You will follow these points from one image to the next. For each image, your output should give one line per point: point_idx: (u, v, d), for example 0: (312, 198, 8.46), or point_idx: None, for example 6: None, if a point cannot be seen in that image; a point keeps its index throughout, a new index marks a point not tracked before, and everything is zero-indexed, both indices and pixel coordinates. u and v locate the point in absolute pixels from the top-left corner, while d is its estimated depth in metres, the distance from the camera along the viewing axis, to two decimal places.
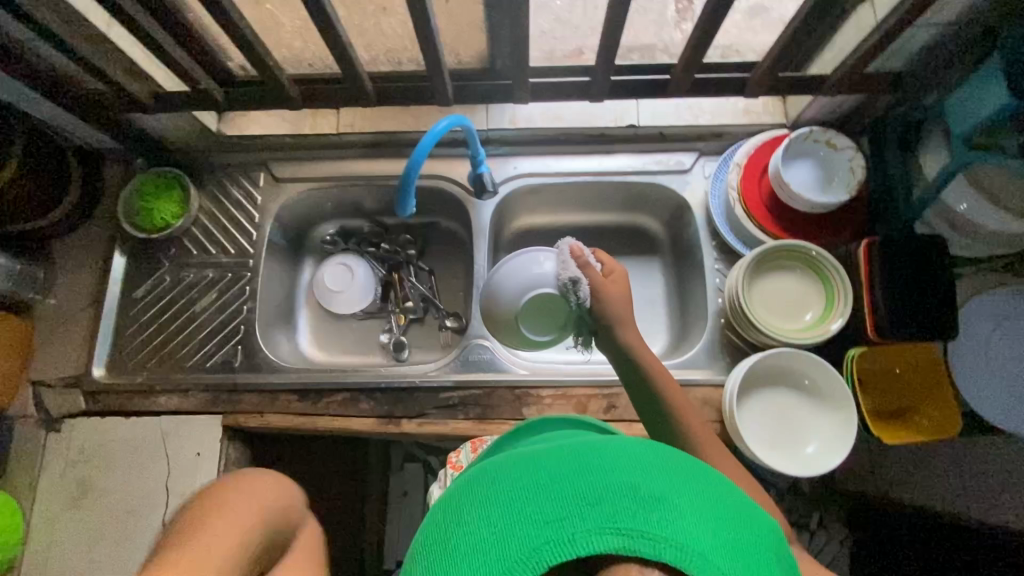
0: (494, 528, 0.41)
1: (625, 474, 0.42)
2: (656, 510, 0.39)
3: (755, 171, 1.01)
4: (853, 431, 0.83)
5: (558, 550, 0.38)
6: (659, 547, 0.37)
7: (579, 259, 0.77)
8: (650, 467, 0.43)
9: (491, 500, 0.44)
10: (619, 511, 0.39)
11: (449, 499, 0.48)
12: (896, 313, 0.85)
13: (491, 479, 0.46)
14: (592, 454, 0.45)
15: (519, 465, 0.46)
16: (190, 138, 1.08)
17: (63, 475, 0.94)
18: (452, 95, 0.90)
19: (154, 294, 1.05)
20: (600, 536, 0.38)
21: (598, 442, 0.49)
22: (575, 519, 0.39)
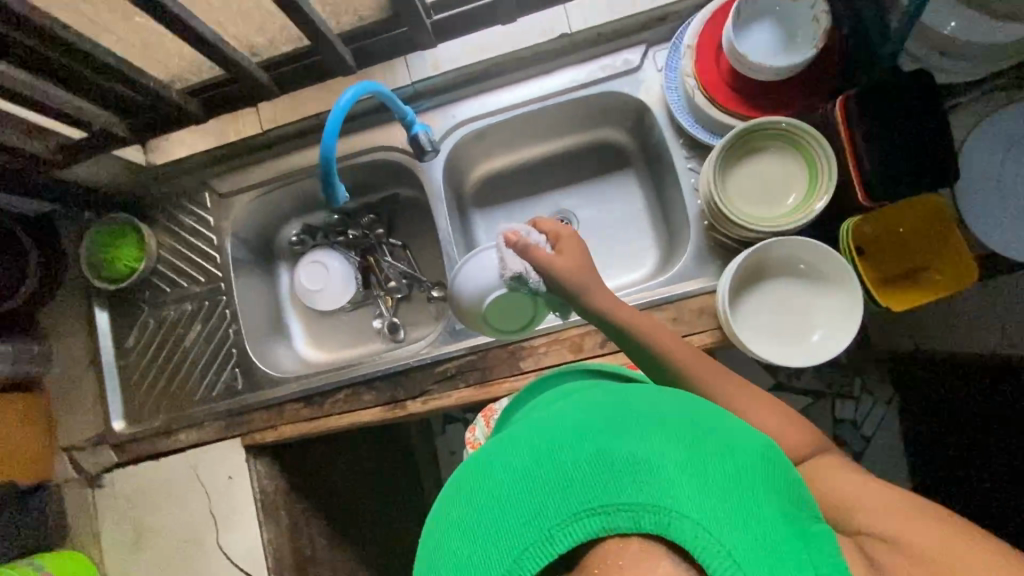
0: (484, 536, 0.43)
1: (589, 449, 0.43)
2: (624, 479, 0.40)
3: (710, 49, 0.90)
4: (858, 310, 0.78)
5: (545, 547, 0.40)
6: (635, 518, 0.38)
7: (516, 245, 0.73)
8: (615, 435, 0.44)
9: (474, 512, 0.45)
10: (590, 492, 0.40)
11: (440, 517, 0.49)
12: (886, 170, 0.76)
13: (473, 490, 0.47)
14: (558, 437, 0.46)
15: (494, 469, 0.47)
16: (123, 178, 1.05)
17: (119, 522, 1.01)
18: (354, 62, 0.81)
19: (143, 340, 1.07)
20: (578, 523, 0.39)
21: (568, 417, 0.50)
22: (551, 512, 0.41)
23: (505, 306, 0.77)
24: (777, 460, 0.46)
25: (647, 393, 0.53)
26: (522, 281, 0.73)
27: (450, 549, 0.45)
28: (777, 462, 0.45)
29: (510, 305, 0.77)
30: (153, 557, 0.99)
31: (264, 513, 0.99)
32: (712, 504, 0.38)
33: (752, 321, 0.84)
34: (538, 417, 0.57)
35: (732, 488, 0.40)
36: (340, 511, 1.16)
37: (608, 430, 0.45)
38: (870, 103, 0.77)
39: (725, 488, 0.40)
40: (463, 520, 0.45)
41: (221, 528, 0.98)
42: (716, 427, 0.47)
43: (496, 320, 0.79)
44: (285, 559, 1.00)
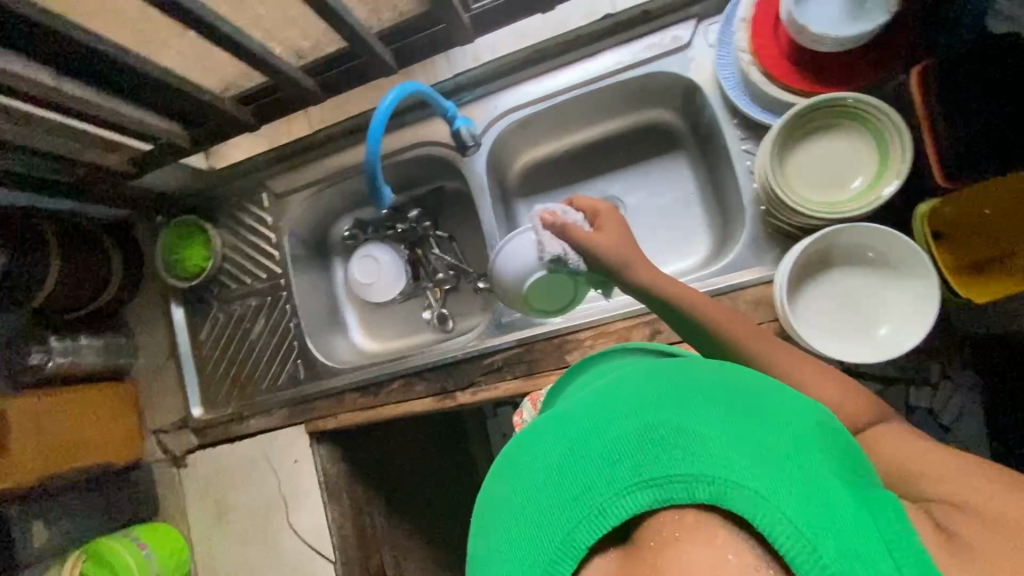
0: (527, 515, 0.39)
1: (637, 417, 0.40)
2: (680, 448, 0.37)
3: (767, 21, 0.84)
4: (936, 301, 0.71)
5: (595, 524, 0.36)
6: (690, 489, 0.35)
7: (554, 227, 0.73)
8: (661, 402, 0.41)
9: (515, 491, 0.42)
10: (641, 462, 0.37)
11: (480, 501, 0.46)
12: (961, 147, 0.71)
13: (513, 470, 0.44)
14: (600, 408, 0.43)
15: (533, 446, 0.44)
16: (190, 182, 1.12)
17: (201, 499, 1.11)
18: (393, 61, 0.82)
19: (214, 333, 1.15)
20: (628, 496, 0.36)
21: (608, 389, 0.47)
22: (598, 485, 0.37)
23: (546, 284, 0.80)
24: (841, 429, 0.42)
25: (690, 361, 0.50)
26: (560, 261, 0.76)
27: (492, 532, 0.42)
28: (838, 427, 0.41)
29: (550, 284, 0.80)
30: (233, 531, 1.09)
31: (327, 494, 1.05)
32: (775, 474, 0.35)
33: (812, 314, 0.79)
34: (577, 395, 0.54)
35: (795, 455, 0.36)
36: (398, 493, 1.22)
37: (653, 398, 0.42)
38: (953, 70, 0.70)
39: (786, 456, 0.36)
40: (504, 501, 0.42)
41: (290, 507, 1.06)
42: (768, 392, 0.43)
43: (538, 298, 0.83)
44: (349, 537, 1.06)
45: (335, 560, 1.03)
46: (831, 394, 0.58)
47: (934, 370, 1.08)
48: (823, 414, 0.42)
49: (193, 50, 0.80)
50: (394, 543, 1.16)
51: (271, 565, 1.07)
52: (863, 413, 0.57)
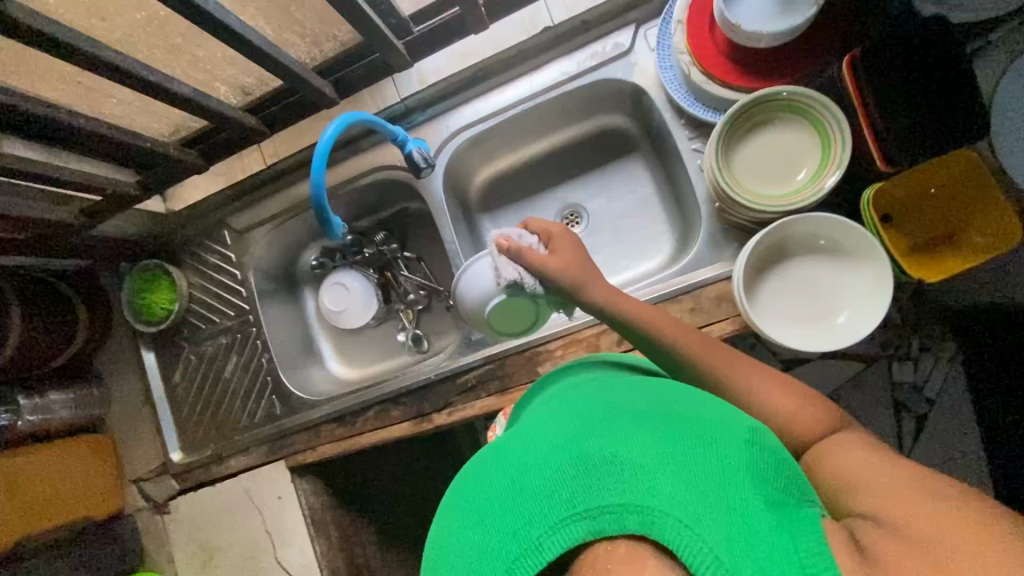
0: (471, 548, 0.40)
1: (575, 447, 0.41)
2: (611, 477, 0.38)
3: (702, 22, 0.85)
4: (888, 283, 0.72)
5: (533, 558, 0.37)
6: (621, 520, 0.36)
7: (509, 251, 0.72)
8: (598, 432, 0.42)
9: (461, 526, 0.42)
10: (575, 493, 0.38)
11: (431, 535, 0.47)
12: (900, 132, 0.71)
13: (461, 501, 0.45)
14: (542, 438, 0.44)
15: (480, 478, 0.45)
16: (150, 226, 1.11)
17: (187, 545, 1.10)
18: (334, 92, 0.82)
19: (188, 375, 1.14)
20: (563, 530, 0.37)
21: (553, 415, 0.48)
22: (536, 519, 0.38)
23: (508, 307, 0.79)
24: (772, 442, 0.44)
25: (630, 383, 0.51)
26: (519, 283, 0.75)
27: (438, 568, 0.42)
28: (764, 442, 0.43)
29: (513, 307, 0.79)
30: (222, 575, 1.08)
31: (313, 528, 1.04)
32: (699, 498, 0.36)
33: (772, 307, 0.80)
34: (525, 419, 0.55)
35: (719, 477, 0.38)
36: (389, 520, 1.20)
37: (589, 427, 0.43)
38: (879, 59, 0.71)
39: (710, 479, 0.38)
40: (451, 536, 0.43)
41: (277, 545, 1.05)
42: (699, 411, 0.45)
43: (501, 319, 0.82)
44: (340, 570, 1.05)
45: None
46: (786, 392, 0.58)
47: (907, 348, 1.09)
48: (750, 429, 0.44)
49: (132, 98, 0.80)
50: (389, 572, 1.15)
51: None
52: (818, 406, 0.57)
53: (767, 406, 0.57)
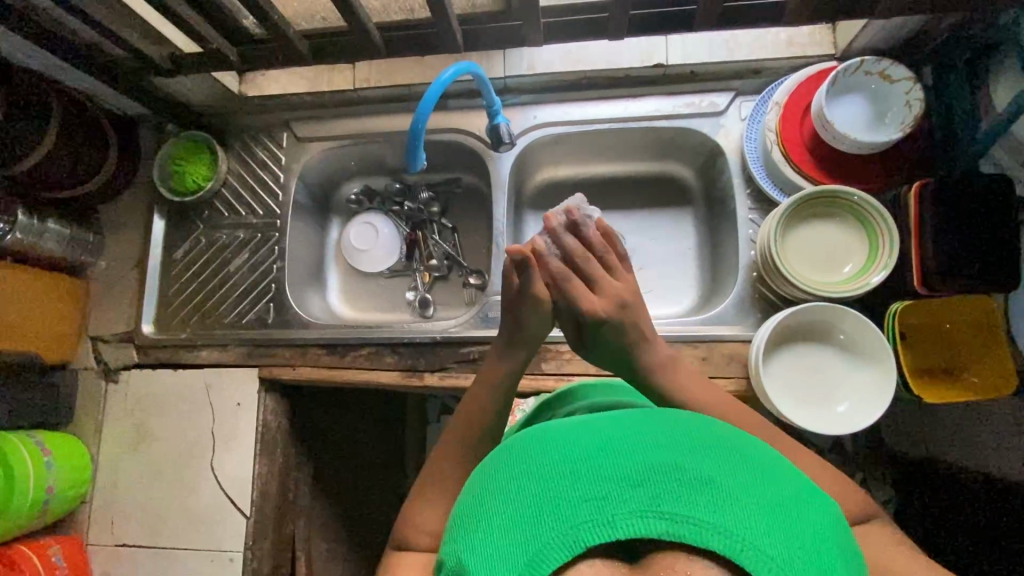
0: (533, 496, 0.40)
1: (667, 453, 0.42)
2: (702, 494, 0.38)
3: (797, 111, 0.92)
4: (890, 391, 0.78)
5: (599, 531, 0.38)
6: (706, 535, 0.36)
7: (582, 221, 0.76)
8: (692, 446, 0.42)
9: (524, 474, 0.43)
10: (662, 493, 0.38)
11: (479, 471, 0.47)
12: (949, 262, 0.77)
13: (524, 451, 0.45)
14: (630, 431, 0.44)
15: (554, 439, 0.45)
16: (214, 101, 1.10)
17: (123, 422, 1.04)
18: (462, 42, 0.84)
19: (191, 255, 1.11)
20: (641, 520, 0.37)
21: (636, 413, 0.48)
22: (615, 499, 0.39)
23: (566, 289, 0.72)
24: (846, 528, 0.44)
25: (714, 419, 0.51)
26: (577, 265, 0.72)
27: (486, 504, 0.42)
28: (845, 530, 0.43)
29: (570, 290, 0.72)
30: (147, 462, 1.02)
31: (261, 446, 1.00)
32: (788, 549, 0.36)
33: (782, 379, 0.84)
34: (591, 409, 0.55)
35: (806, 540, 0.38)
36: (325, 465, 1.18)
37: (685, 439, 0.43)
38: (951, 193, 0.77)
39: (799, 540, 0.38)
40: (508, 479, 0.43)
41: (217, 449, 1.00)
42: (793, 473, 0.44)
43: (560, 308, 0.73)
44: (270, 496, 1.01)
45: (248, 517, 0.98)
46: (794, 447, 0.62)
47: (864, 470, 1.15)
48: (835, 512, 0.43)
49: None
50: (308, 514, 1.13)
51: (180, 508, 1.00)
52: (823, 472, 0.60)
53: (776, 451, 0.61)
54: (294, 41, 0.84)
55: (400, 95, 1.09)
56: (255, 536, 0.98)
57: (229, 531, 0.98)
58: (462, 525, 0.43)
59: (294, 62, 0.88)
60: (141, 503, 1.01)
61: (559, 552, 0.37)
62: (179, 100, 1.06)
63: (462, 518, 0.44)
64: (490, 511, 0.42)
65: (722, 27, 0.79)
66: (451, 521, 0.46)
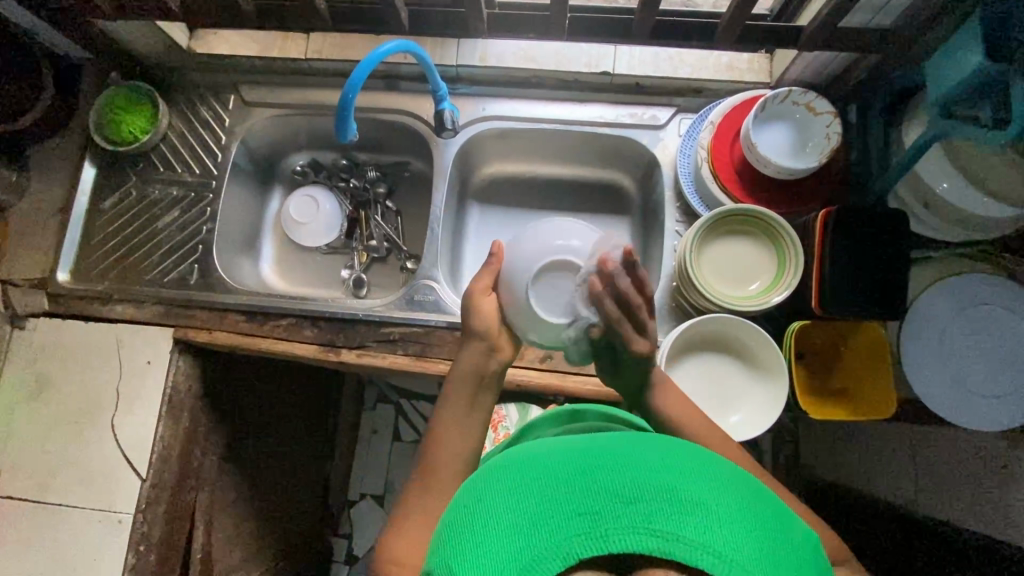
0: (535, 513, 0.46)
1: (660, 478, 0.46)
2: (689, 516, 0.43)
3: (727, 133, 0.96)
4: (781, 403, 0.82)
5: (591, 543, 0.42)
6: (693, 553, 0.40)
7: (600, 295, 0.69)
8: (684, 477, 0.47)
9: (525, 492, 0.48)
10: (653, 512, 0.43)
11: (483, 489, 0.52)
12: (844, 288, 0.79)
13: (527, 473, 0.51)
14: (626, 459, 0.49)
15: (555, 464, 0.50)
16: (161, 53, 1.07)
17: (24, 370, 1.00)
18: (408, 23, 0.84)
19: (120, 207, 1.08)
20: (634, 534, 0.42)
21: (632, 445, 0.53)
22: (610, 514, 0.43)
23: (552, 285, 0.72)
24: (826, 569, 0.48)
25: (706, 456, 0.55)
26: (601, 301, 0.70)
27: (490, 513, 0.48)
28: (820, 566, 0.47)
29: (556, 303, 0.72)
30: (45, 413, 0.98)
31: (166, 408, 0.98)
32: None
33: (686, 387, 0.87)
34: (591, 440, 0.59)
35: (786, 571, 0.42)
36: (241, 437, 1.16)
37: (679, 469, 0.48)
38: (850, 223, 0.80)
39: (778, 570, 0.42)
40: (510, 494, 0.49)
41: (120, 407, 0.97)
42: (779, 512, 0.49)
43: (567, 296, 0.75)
44: (170, 459, 0.99)
45: (144, 480, 0.95)
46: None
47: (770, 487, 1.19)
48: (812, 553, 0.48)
49: None
50: (215, 484, 1.11)
51: (73, 464, 0.96)
52: None
53: None
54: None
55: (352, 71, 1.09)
56: (150, 499, 0.95)
57: (121, 493, 0.95)
58: (467, 535, 0.48)
59: (238, 21, 0.87)
60: (32, 457, 0.97)
61: (554, 560, 0.42)
62: (122, 46, 1.03)
63: (466, 526, 0.49)
64: (493, 522, 0.47)
65: (659, 40, 0.82)
66: (452, 527, 0.52)
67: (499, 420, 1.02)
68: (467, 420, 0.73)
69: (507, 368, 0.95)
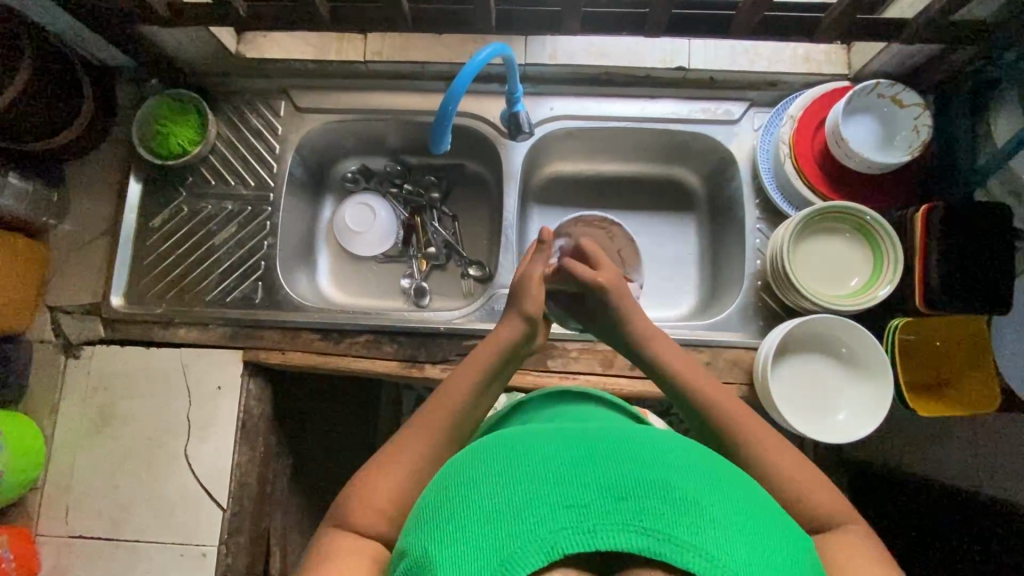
0: (511, 499, 0.42)
1: (655, 471, 0.43)
2: (686, 515, 0.40)
3: (810, 126, 0.94)
4: (886, 405, 0.81)
5: (575, 538, 0.39)
6: (686, 556, 0.38)
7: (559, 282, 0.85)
8: (676, 471, 0.44)
9: (501, 476, 0.44)
10: (647, 509, 0.40)
11: (454, 469, 0.48)
12: (948, 283, 0.80)
13: (502, 455, 0.46)
14: (615, 448, 0.46)
15: (537, 447, 0.46)
16: (207, 59, 1.00)
17: (84, 402, 0.95)
18: (494, 23, 0.80)
19: (170, 224, 1.02)
20: (623, 532, 0.39)
21: (620, 432, 0.50)
22: (598, 510, 0.40)
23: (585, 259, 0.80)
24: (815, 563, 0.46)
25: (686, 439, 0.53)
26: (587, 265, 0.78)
27: (466, 497, 0.43)
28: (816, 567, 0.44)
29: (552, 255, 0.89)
30: (109, 447, 0.93)
31: (241, 434, 0.93)
32: None
33: (784, 385, 0.87)
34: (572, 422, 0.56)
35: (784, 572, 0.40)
36: (304, 455, 1.13)
37: (672, 461, 0.45)
38: (952, 219, 0.80)
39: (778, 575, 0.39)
40: (490, 476, 0.44)
41: (193, 435, 0.93)
42: (772, 506, 0.46)
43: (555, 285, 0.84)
44: (248, 486, 0.95)
45: (225, 510, 0.91)
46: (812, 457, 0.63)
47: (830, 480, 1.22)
48: (807, 552, 0.45)
49: None
50: (286, 506, 1.07)
51: (147, 499, 0.92)
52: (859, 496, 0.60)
53: (807, 466, 0.61)
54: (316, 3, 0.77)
55: (411, 73, 1.03)
56: (232, 530, 0.92)
57: (201, 524, 0.91)
58: (436, 519, 0.44)
59: (309, 25, 0.81)
60: (99, 491, 0.93)
61: (535, 556, 0.39)
62: (168, 53, 0.97)
63: (440, 513, 0.44)
64: (471, 507, 0.43)
65: (756, 35, 0.80)
66: (423, 509, 0.47)
67: None
68: (483, 396, 0.70)
69: (595, 377, 0.93)
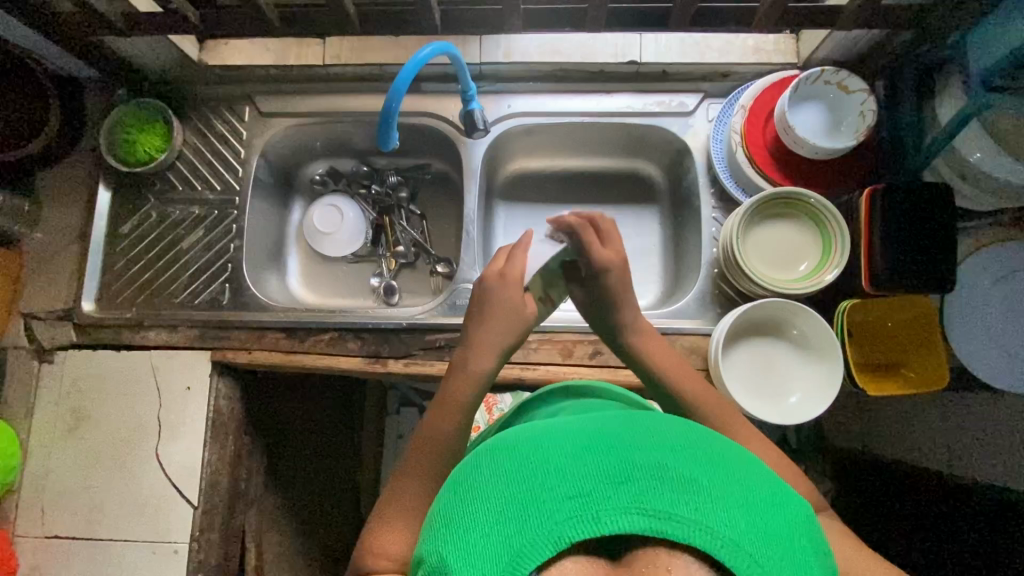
0: (518, 495, 0.43)
1: (650, 453, 0.44)
2: (684, 491, 0.41)
3: (760, 115, 0.95)
4: (836, 383, 0.83)
5: (580, 526, 0.40)
6: (686, 531, 0.39)
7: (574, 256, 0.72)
8: (672, 450, 0.45)
9: (505, 474, 0.45)
10: (645, 491, 0.41)
11: (461, 472, 0.49)
12: (893, 262, 0.81)
13: (504, 453, 0.48)
14: (611, 434, 0.47)
15: (536, 443, 0.47)
16: (170, 68, 1.03)
17: (57, 405, 0.97)
18: (439, 22, 0.83)
19: (140, 230, 1.04)
20: (626, 515, 0.40)
21: (612, 420, 0.51)
22: (600, 496, 0.41)
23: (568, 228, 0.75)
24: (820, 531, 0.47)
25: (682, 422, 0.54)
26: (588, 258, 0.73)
27: (475, 496, 0.45)
28: (819, 536, 0.45)
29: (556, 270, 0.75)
30: (83, 450, 0.95)
31: (211, 433, 0.95)
32: (765, 548, 0.39)
33: (740, 369, 0.88)
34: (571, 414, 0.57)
35: (785, 543, 0.41)
36: (279, 455, 1.14)
37: (666, 441, 0.46)
38: (896, 200, 0.82)
39: (777, 544, 0.40)
40: (496, 473, 0.46)
41: (163, 435, 0.95)
42: (771, 478, 0.47)
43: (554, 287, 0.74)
44: (219, 484, 0.96)
45: (196, 507, 0.93)
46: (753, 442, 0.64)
47: None
48: (810, 521, 0.46)
49: None
50: (261, 505, 1.09)
51: (120, 498, 0.94)
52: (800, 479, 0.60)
53: None
54: (265, 10, 0.80)
55: (371, 75, 1.05)
56: (203, 527, 0.93)
57: (174, 522, 0.93)
58: (446, 521, 0.45)
59: (261, 31, 0.84)
60: (74, 493, 0.94)
61: (544, 547, 0.40)
62: (130, 62, 0.99)
63: (448, 516, 0.45)
64: (480, 504, 0.44)
65: (696, 26, 0.82)
66: (435, 513, 0.48)
67: (493, 402, 1.00)
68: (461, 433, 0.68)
69: (556, 368, 0.94)
